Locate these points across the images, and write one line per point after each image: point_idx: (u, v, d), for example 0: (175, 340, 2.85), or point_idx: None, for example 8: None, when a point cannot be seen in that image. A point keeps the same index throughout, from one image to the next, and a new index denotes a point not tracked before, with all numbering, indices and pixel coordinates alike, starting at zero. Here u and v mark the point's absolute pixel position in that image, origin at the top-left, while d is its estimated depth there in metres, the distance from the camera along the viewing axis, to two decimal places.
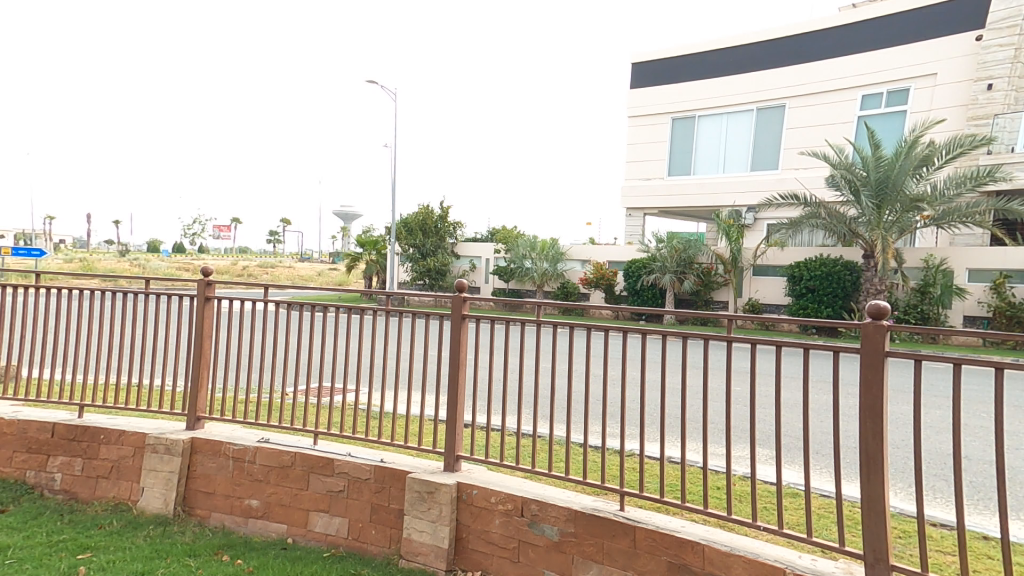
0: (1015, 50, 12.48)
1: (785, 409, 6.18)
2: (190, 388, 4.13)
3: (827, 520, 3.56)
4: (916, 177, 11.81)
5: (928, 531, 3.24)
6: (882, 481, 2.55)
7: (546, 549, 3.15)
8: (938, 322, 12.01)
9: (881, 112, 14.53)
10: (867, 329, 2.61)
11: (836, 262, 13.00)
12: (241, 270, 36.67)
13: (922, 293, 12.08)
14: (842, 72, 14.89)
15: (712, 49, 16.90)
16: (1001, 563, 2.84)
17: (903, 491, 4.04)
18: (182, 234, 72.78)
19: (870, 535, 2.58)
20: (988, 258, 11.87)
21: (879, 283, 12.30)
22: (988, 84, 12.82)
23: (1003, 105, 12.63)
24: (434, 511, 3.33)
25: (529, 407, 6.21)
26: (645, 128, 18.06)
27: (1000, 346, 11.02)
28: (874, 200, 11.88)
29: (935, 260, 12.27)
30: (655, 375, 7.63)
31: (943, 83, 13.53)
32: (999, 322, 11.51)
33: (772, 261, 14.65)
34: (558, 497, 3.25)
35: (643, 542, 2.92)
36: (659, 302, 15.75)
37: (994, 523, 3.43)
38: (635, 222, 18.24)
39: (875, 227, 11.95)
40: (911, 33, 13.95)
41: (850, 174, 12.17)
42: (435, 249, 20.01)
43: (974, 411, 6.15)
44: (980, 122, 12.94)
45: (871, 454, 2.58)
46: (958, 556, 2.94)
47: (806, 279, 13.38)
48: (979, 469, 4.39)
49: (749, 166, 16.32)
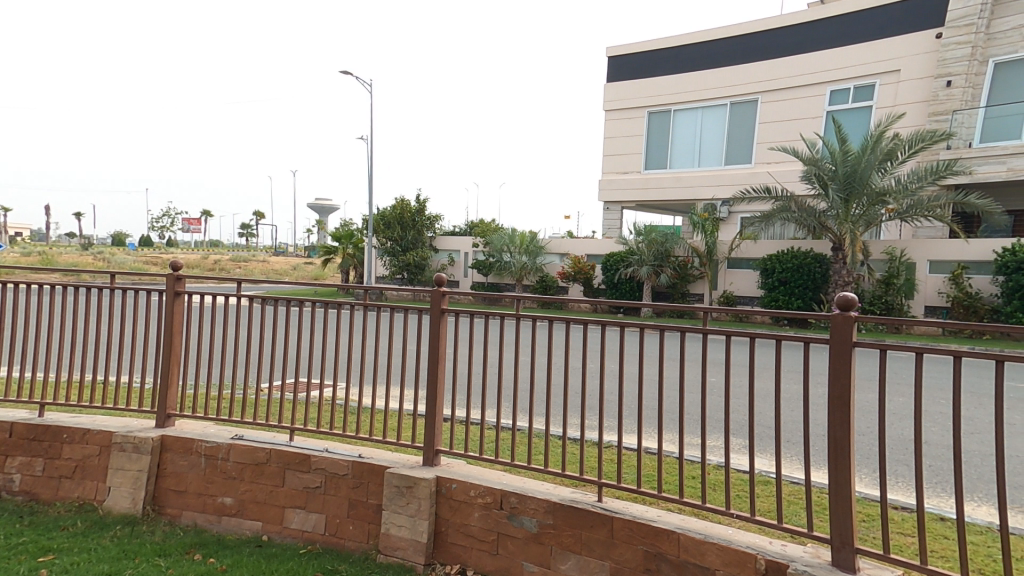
0: (971, 48, 12.85)
1: (758, 399, 6.32)
2: (159, 385, 4.03)
3: (796, 506, 3.66)
4: (881, 171, 12.11)
5: (890, 514, 3.36)
6: (848, 467, 2.63)
7: (524, 541, 3.17)
8: (901, 312, 12.40)
9: (848, 107, 14.85)
10: (835, 320, 2.68)
11: (806, 254, 13.30)
12: (213, 264, 35.82)
13: (887, 284, 12.45)
14: (813, 68, 15.15)
15: (686, 44, 17.02)
16: (956, 543, 2.96)
17: (867, 477, 4.17)
18: (151, 228, 70.79)
19: (836, 520, 2.66)
20: (949, 250, 12.25)
21: (846, 275, 12.62)
22: (946, 81, 13.15)
23: (961, 101, 12.95)
24: (412, 506, 3.33)
25: (509, 401, 6.24)
26: (622, 122, 18.16)
27: (959, 335, 11.41)
28: (842, 194, 12.17)
29: (898, 252, 12.65)
30: (632, 367, 7.72)
31: (905, 80, 13.85)
32: (957, 312, 11.89)
33: (746, 254, 14.92)
34: (537, 489, 3.28)
35: (620, 531, 2.96)
36: (636, 295, 15.91)
37: (952, 505, 3.57)
38: (613, 215, 18.36)
39: (843, 220, 12.24)
40: (878, 30, 14.25)
41: (820, 168, 12.43)
42: (414, 242, 19.88)
43: (936, 398, 6.38)
44: (939, 118, 13.27)
45: (838, 441, 2.65)
46: (917, 537, 3.05)
47: (778, 271, 13.67)
48: (939, 454, 4.55)
49: (724, 161, 16.55)
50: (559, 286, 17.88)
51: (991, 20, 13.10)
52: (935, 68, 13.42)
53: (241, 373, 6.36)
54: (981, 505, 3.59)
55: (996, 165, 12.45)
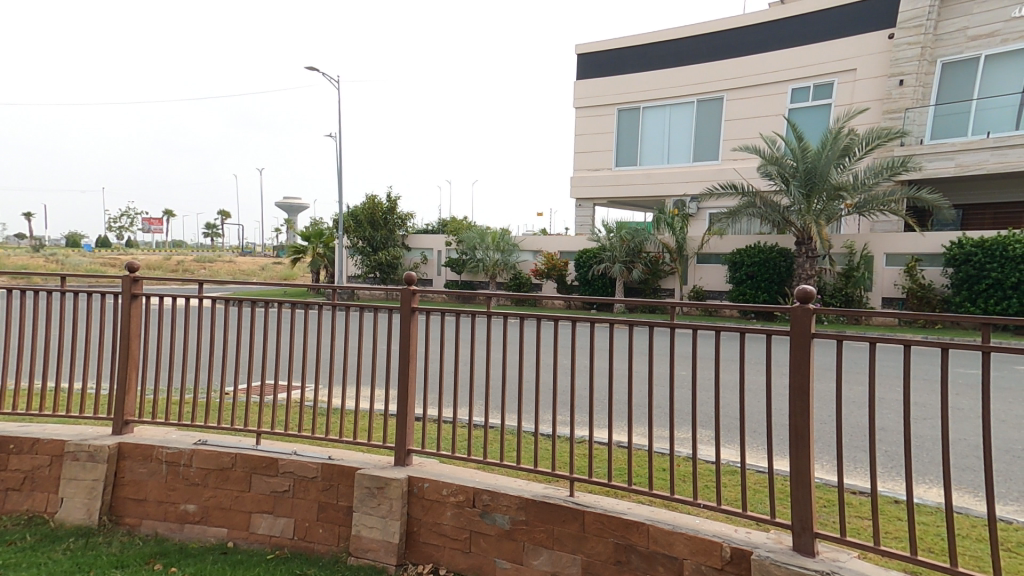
0: (921, 49, 13.36)
1: (723, 391, 6.49)
2: (116, 391, 3.89)
3: (760, 495, 3.77)
4: (839, 167, 12.47)
5: (848, 499, 3.48)
6: (808, 454, 2.71)
7: (497, 538, 3.18)
8: (860, 304, 12.97)
9: (808, 105, 15.28)
10: (796, 312, 2.76)
11: (771, 249, 13.65)
12: (176, 265, 34.62)
13: (848, 277, 12.95)
14: (774, 67, 15.53)
15: (653, 42, 17.21)
16: (908, 524, 3.09)
17: (826, 464, 4.32)
18: (110, 228, 68.30)
19: (798, 506, 2.73)
20: (903, 243, 12.70)
21: (810, 269, 12.98)
22: (899, 80, 13.65)
23: (913, 100, 13.46)
24: (383, 506, 3.30)
25: (481, 398, 6.25)
26: (592, 119, 18.30)
27: (914, 325, 11.90)
28: (804, 190, 12.50)
29: (857, 246, 13.12)
30: (603, 363, 7.81)
31: (861, 78, 14.30)
32: (911, 302, 12.38)
33: (714, 249, 15.21)
34: (509, 486, 3.29)
35: (591, 525, 2.99)
36: (609, 291, 16.09)
37: (905, 488, 3.72)
38: (585, 212, 18.49)
39: (806, 215, 12.52)
40: (835, 30, 14.68)
41: (783, 165, 12.75)
42: (386, 241, 19.62)
43: (892, 385, 6.65)
44: (893, 116, 13.76)
45: (798, 430, 2.73)
46: (874, 520, 3.17)
47: (745, 266, 14.01)
48: (892, 439, 4.74)
49: (692, 158, 16.87)
50: (533, 283, 17.93)
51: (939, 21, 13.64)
52: (888, 67, 13.91)
53: (206, 376, 6.22)
54: (930, 486, 3.77)
55: (946, 161, 12.97)
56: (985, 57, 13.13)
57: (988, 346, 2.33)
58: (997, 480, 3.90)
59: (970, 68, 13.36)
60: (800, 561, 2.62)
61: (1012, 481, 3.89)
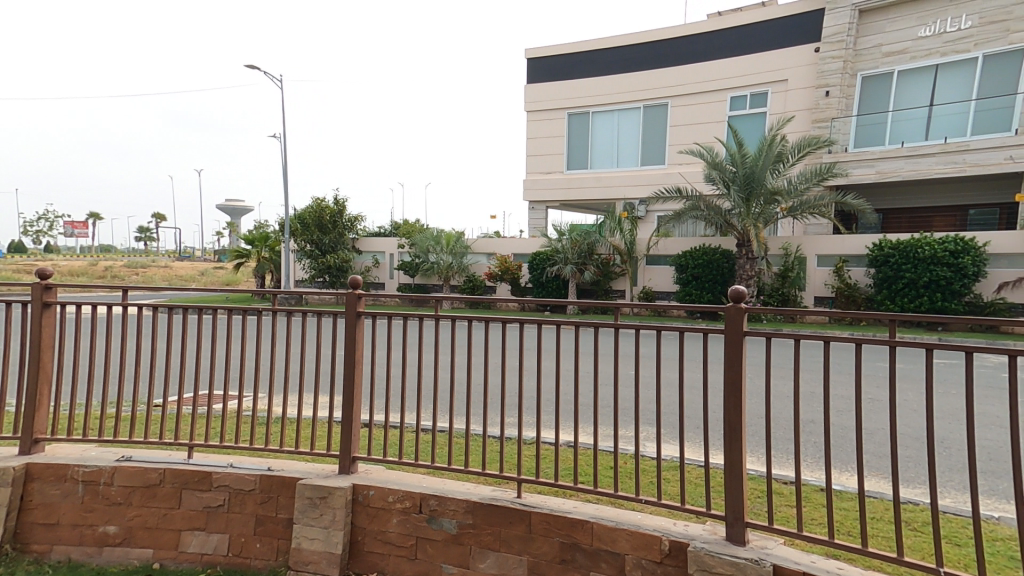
0: (843, 62, 14.22)
1: (670, 389, 6.69)
2: (27, 408, 3.63)
3: (698, 488, 3.91)
4: (775, 173, 13.07)
5: (778, 488, 3.65)
6: (741, 447, 2.83)
7: (444, 542, 3.15)
8: (795, 303, 13.65)
9: (745, 113, 15.95)
10: (729, 312, 2.86)
11: (715, 251, 14.16)
12: (109, 271, 32.67)
13: (784, 277, 13.61)
14: (714, 75, 16.15)
15: (599, 48, 17.58)
16: (831, 509, 3.27)
17: (760, 456, 4.53)
18: (32, 231, 63.68)
19: (730, 497, 2.84)
20: (833, 244, 13.46)
21: (749, 270, 13.52)
22: (825, 91, 14.47)
23: (839, 109, 14.31)
24: (326, 517, 3.21)
25: (429, 403, 6.21)
26: (542, 123, 18.51)
27: (842, 322, 12.62)
28: (743, 195, 13.04)
29: (792, 248, 13.80)
30: (554, 364, 7.91)
31: (792, 88, 15.08)
32: (840, 301, 13.13)
33: (662, 251, 15.65)
34: (457, 490, 3.27)
35: (538, 525, 3.01)
36: (562, 293, 16.28)
37: (830, 477, 3.94)
38: (538, 215, 18.64)
39: (745, 218, 13.06)
40: (767, 42, 15.42)
41: (723, 170, 13.28)
42: (334, 244, 19.12)
43: (825, 380, 7.04)
44: (821, 124, 14.58)
45: (732, 424, 2.84)
46: (800, 507, 3.34)
47: (690, 267, 14.48)
48: (822, 431, 5.01)
49: (640, 162, 17.33)
50: (487, 286, 17.91)
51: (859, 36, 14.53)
52: (815, 79, 14.72)
53: (136, 388, 5.89)
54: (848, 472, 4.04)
55: (868, 167, 13.84)
56: (899, 71, 14.08)
57: (906, 340, 2.45)
58: (911, 466, 4.19)
59: (887, 81, 14.28)
60: (732, 549, 2.73)
61: (925, 467, 4.18)
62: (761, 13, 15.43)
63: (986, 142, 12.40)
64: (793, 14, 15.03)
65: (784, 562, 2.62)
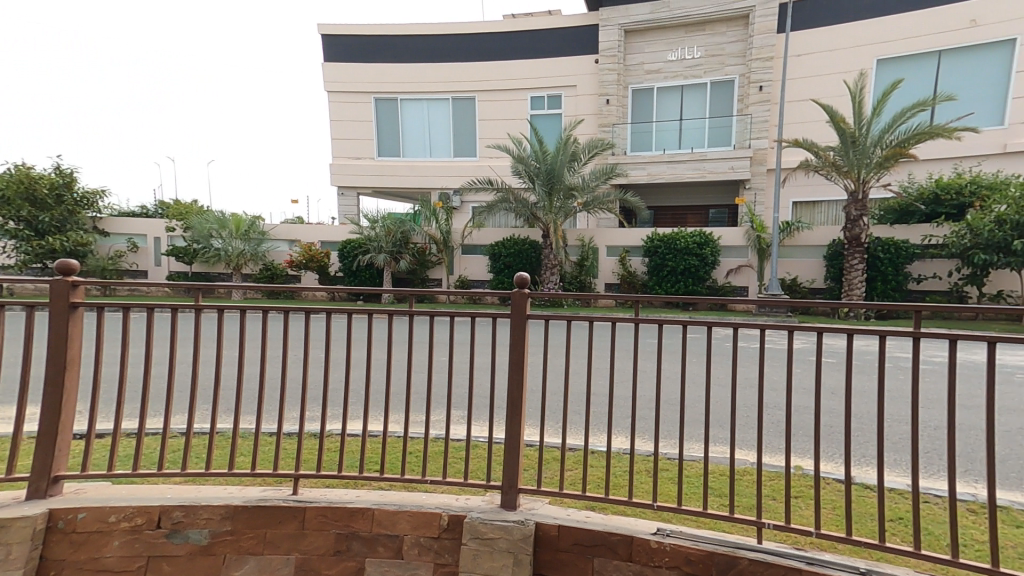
0: (617, 75, 16.19)
1: (477, 372, 6.98)
2: None
3: (480, 463, 4.09)
4: (571, 170, 14.34)
5: (557, 454, 3.96)
6: (521, 420, 2.90)
7: (187, 557, 2.80)
8: (591, 289, 15.25)
9: (545, 113, 17.18)
10: (514, 296, 2.84)
11: (524, 241, 15.10)
12: None
13: (581, 266, 15.08)
14: (513, 75, 17.05)
15: (399, 34, 17.20)
16: (595, 465, 3.61)
17: (541, 429, 4.83)
18: None
19: (508, 467, 2.90)
20: (620, 237, 15.30)
21: (554, 259, 14.61)
22: (605, 99, 16.33)
23: (618, 116, 16.37)
24: (6, 553, 2.60)
25: (193, 400, 5.45)
26: (346, 105, 17.66)
27: (626, 305, 14.44)
28: (545, 189, 14.09)
29: (587, 240, 15.31)
30: (354, 353, 7.64)
31: (581, 94, 16.70)
32: (625, 287, 15.00)
33: (477, 241, 16.14)
34: (214, 497, 2.94)
35: (311, 520, 2.85)
36: (376, 282, 15.84)
37: (601, 441, 4.34)
38: (349, 201, 17.73)
39: (549, 211, 14.16)
40: (557, 50, 16.75)
41: (528, 165, 14.21)
42: (60, 223, 14.95)
43: (606, 359, 7.94)
44: (605, 129, 16.46)
45: (514, 399, 2.86)
46: (569, 468, 3.63)
47: (503, 257, 15.24)
48: (599, 401, 5.61)
49: (452, 153, 17.63)
50: (289, 275, 16.60)
51: (628, 53, 16.56)
52: (598, 88, 16.49)
53: None
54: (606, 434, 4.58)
55: (642, 170, 15.96)
56: (658, 88, 16.42)
57: (674, 320, 2.79)
58: (664, 423, 4.72)
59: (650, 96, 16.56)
60: (504, 514, 2.62)
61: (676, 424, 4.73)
62: (552, 21, 16.66)
63: (721, 154, 15.16)
64: (578, 26, 16.53)
65: (545, 519, 2.55)
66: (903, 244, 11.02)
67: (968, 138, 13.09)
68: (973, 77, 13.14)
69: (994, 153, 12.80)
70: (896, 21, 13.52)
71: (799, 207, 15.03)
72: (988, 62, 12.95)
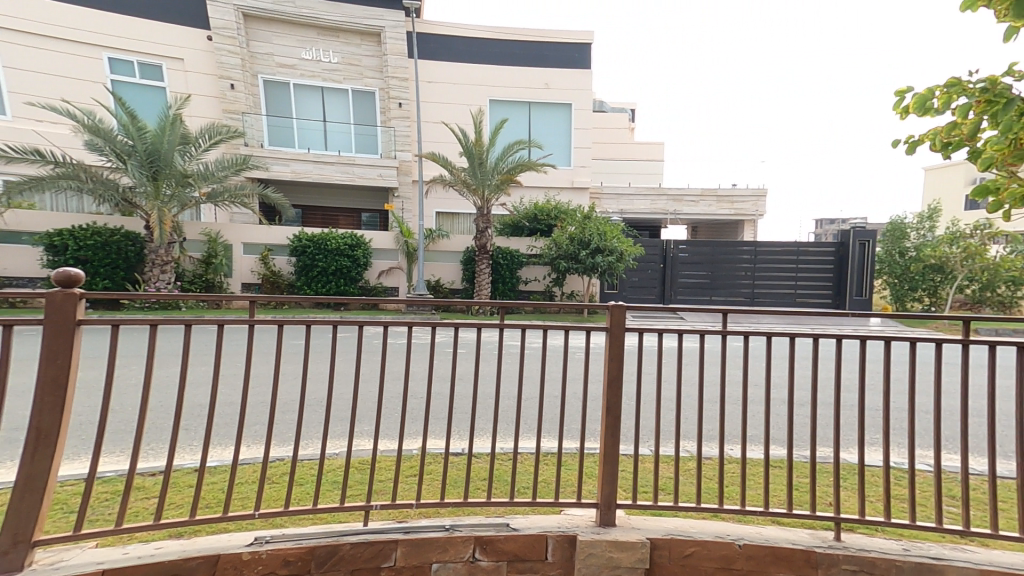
0: (241, 60, 14.67)
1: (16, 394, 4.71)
2: None
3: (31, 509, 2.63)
4: (182, 154, 11.38)
5: (139, 482, 2.89)
6: (51, 451, 1.95)
7: None
8: (220, 289, 13.29)
9: (133, 82, 14.11)
10: (53, 296, 1.93)
11: (111, 232, 11.16)
12: None
13: (206, 264, 12.90)
14: (86, 25, 13.43)
15: None
16: (197, 488, 2.83)
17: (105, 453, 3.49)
18: None
19: (14, 515, 1.90)
20: (254, 234, 13.75)
21: (165, 255, 11.32)
22: (229, 83, 14.65)
23: (246, 105, 14.90)
24: None
25: None
26: None
27: (266, 306, 12.81)
28: (145, 173, 10.74)
29: (213, 234, 13.18)
30: None
31: (190, 70, 14.40)
32: (266, 287, 13.67)
33: (18, 227, 11.05)
34: None
35: None
36: None
37: (201, 456, 3.47)
38: None
39: (153, 201, 10.84)
40: (177, 15, 14.26)
41: (114, 141, 10.68)
42: None
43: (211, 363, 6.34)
44: (232, 115, 14.73)
45: (43, 426, 1.94)
46: (159, 496, 2.70)
47: (73, 250, 10.85)
48: (195, 413, 4.43)
49: None
50: None
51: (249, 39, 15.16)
52: (216, 68, 14.57)
53: None
54: (190, 445, 3.68)
55: (283, 166, 14.86)
56: (292, 84, 15.73)
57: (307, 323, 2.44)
58: (277, 425, 4.13)
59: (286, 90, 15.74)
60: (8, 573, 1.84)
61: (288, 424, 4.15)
62: None
63: (367, 161, 15.51)
64: None
65: (76, 568, 1.89)
66: (515, 253, 13.45)
67: (552, 173, 16.72)
68: (551, 131, 16.98)
69: (566, 186, 16.72)
70: (504, 71, 16.43)
71: (441, 216, 16.86)
72: (559, 121, 16.93)
